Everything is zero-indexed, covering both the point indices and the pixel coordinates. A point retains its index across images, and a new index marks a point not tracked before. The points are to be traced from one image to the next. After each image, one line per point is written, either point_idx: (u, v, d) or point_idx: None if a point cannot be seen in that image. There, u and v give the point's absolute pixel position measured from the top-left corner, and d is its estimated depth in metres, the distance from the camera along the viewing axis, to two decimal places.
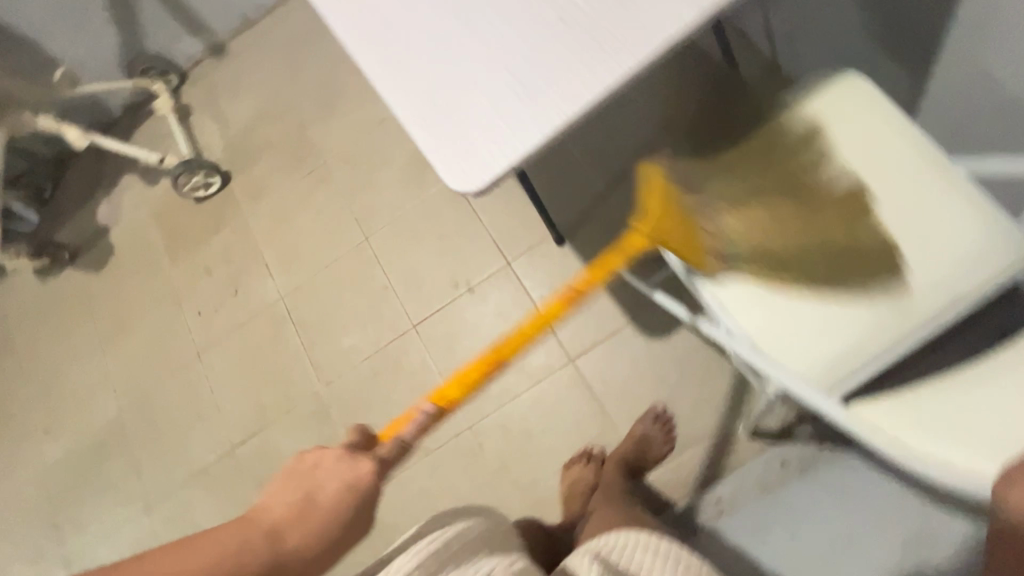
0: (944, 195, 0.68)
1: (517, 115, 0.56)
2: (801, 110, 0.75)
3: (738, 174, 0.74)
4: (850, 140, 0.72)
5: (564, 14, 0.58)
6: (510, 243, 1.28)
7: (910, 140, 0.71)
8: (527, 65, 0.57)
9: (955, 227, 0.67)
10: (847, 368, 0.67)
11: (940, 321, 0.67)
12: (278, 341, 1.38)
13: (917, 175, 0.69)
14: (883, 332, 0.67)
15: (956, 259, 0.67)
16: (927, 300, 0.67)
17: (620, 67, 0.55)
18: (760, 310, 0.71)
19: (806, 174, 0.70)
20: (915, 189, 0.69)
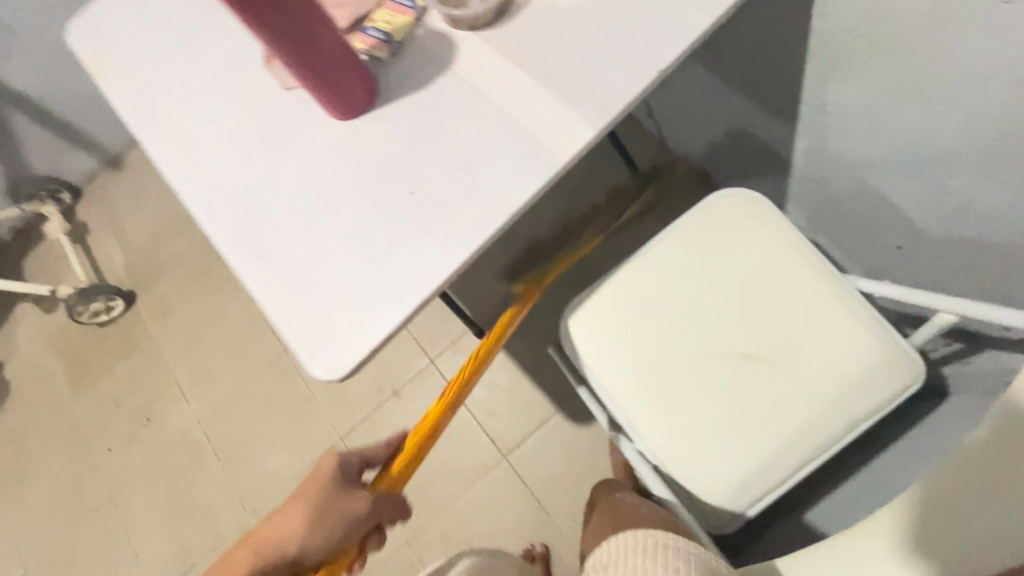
0: (838, 319, 0.74)
1: (376, 294, 0.57)
2: (711, 228, 0.80)
3: (650, 298, 0.79)
4: (753, 259, 0.77)
5: (414, 186, 0.59)
6: (432, 341, 1.27)
7: (806, 263, 0.76)
8: (383, 241, 0.58)
9: (849, 349, 0.73)
10: (751, 490, 0.71)
11: (838, 440, 0.72)
12: (198, 471, 1.29)
13: (813, 298, 0.75)
14: (784, 452, 0.71)
15: (851, 381, 0.72)
16: (826, 422, 0.71)
17: (468, 240, 0.56)
18: (671, 434, 0.74)
19: (702, 302, 0.77)
20: (812, 313, 0.75)
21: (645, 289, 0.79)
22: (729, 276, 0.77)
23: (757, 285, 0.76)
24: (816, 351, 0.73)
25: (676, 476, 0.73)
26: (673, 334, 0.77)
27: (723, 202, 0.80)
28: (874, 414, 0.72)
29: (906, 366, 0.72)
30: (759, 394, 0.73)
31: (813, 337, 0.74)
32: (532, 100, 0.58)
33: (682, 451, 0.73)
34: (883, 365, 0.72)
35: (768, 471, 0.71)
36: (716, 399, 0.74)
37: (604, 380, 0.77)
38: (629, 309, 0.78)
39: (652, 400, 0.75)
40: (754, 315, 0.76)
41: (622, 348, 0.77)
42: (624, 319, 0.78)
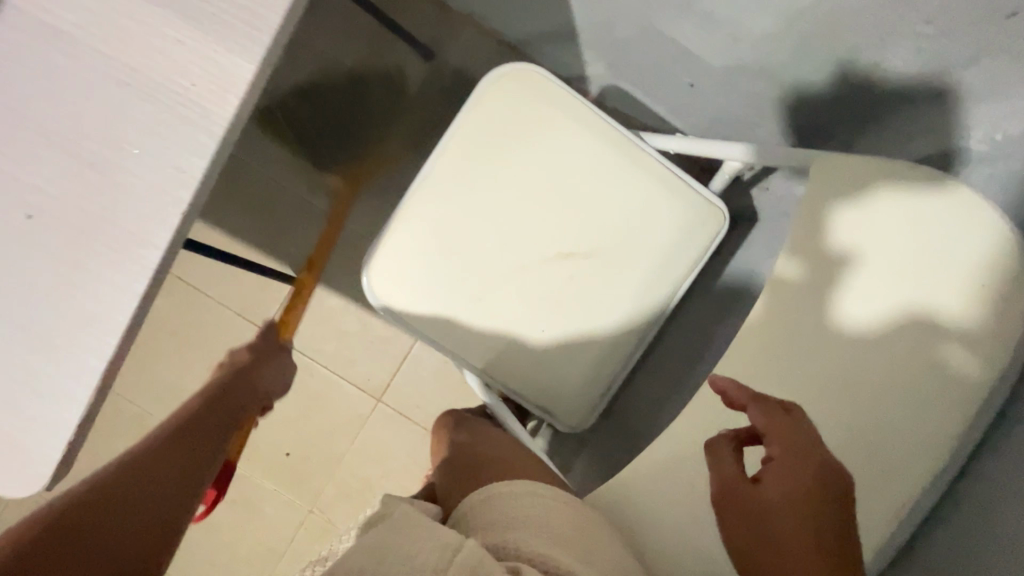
0: (640, 187, 0.68)
1: (34, 373, 0.41)
2: (489, 119, 0.68)
3: (445, 221, 0.68)
4: (542, 142, 0.68)
5: (30, 207, 0.40)
6: (257, 309, 1.11)
7: (596, 133, 0.68)
8: (17, 298, 0.41)
9: (658, 216, 0.68)
10: (596, 385, 0.70)
11: (666, 310, 0.70)
12: None
13: (612, 170, 0.68)
14: (617, 339, 0.69)
15: (666, 248, 0.68)
16: (651, 297, 0.69)
17: (137, 263, 0.40)
18: (508, 357, 0.69)
19: (502, 209, 0.68)
20: (613, 187, 0.68)
21: (440, 213, 0.68)
22: (522, 169, 0.68)
23: (556, 175, 0.68)
24: (631, 230, 0.68)
25: (523, 397, 0.70)
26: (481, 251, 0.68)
27: (496, 85, 0.68)
28: (693, 273, 0.70)
29: (715, 216, 0.69)
30: (584, 291, 0.69)
31: (623, 215, 0.68)
32: (153, 36, 0.40)
33: (523, 372, 0.69)
34: (693, 222, 0.68)
35: (607, 363, 0.70)
36: (542, 311, 0.68)
37: (425, 327, 0.69)
38: (425, 242, 0.68)
39: (478, 333, 0.68)
40: (561, 208, 0.68)
41: (433, 285, 0.68)
42: (423, 256, 0.68)
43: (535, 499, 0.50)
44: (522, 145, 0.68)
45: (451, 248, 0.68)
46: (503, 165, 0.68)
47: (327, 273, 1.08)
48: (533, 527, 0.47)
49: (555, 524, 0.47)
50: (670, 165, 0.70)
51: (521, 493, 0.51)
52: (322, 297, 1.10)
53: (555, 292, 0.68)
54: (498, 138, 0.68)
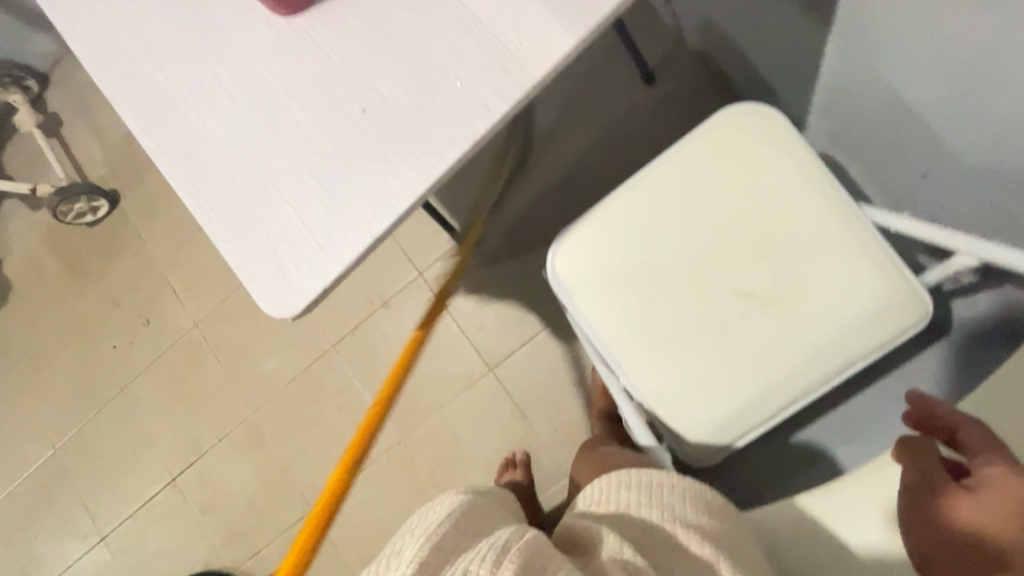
0: (844, 254, 0.67)
1: (323, 227, 0.51)
2: (713, 147, 0.71)
3: (639, 226, 0.72)
4: (757, 183, 0.70)
5: (367, 104, 0.51)
6: (421, 253, 1.24)
7: (815, 191, 0.68)
8: (333, 168, 0.52)
9: (853, 288, 0.67)
10: (728, 427, 0.70)
11: (826, 383, 0.68)
12: (199, 367, 1.33)
13: (819, 230, 0.68)
14: (766, 392, 0.69)
15: (849, 323, 0.67)
16: (816, 364, 0.68)
17: (425, 169, 0.49)
18: (653, 369, 0.71)
19: (698, 232, 0.71)
20: (816, 245, 0.68)
21: (638, 217, 0.72)
22: (729, 202, 0.70)
23: (762, 217, 0.69)
24: (819, 292, 0.67)
25: (654, 410, 0.72)
26: (663, 264, 0.71)
27: (731, 119, 0.71)
28: (870, 356, 0.67)
29: (916, 309, 0.66)
30: (751, 334, 0.69)
31: (816, 277, 0.68)
32: (504, 1, 0.49)
33: (662, 387, 0.71)
34: (889, 306, 0.66)
35: (748, 411, 0.69)
36: (701, 337, 0.70)
37: (586, 312, 0.73)
38: (615, 238, 0.73)
39: (633, 336, 0.72)
40: (755, 249, 0.69)
41: (607, 279, 0.73)
42: (609, 249, 0.73)
43: (656, 485, 0.53)
44: (737, 181, 0.70)
45: (637, 252, 0.72)
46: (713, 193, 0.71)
47: (490, 243, 1.19)
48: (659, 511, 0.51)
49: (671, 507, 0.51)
50: (885, 243, 0.68)
51: (639, 480, 0.54)
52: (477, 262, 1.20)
53: (721, 325, 0.70)
54: (716, 168, 0.71)
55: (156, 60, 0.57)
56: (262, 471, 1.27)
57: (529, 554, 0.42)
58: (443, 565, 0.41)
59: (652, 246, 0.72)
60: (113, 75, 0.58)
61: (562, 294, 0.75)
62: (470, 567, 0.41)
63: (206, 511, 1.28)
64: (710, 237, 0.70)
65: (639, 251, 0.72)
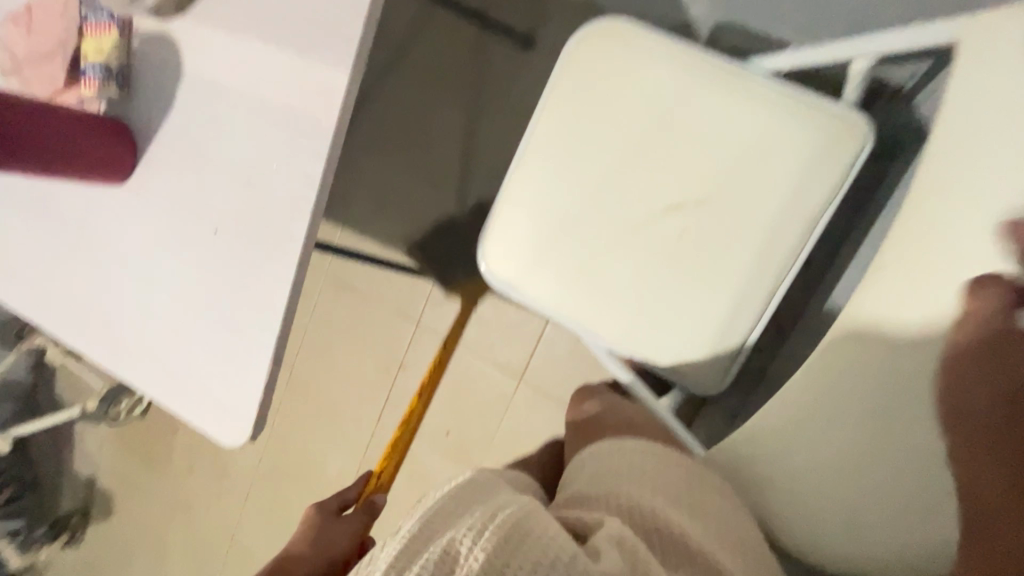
0: (756, 118, 0.61)
1: (236, 348, 0.53)
2: (579, 80, 0.66)
3: (549, 192, 0.69)
4: (636, 94, 0.65)
5: (217, 224, 0.53)
6: (409, 305, 1.24)
7: (696, 71, 0.63)
8: (219, 293, 0.53)
9: (781, 145, 0.61)
10: (726, 341, 0.65)
11: (803, 251, 0.62)
12: (280, 494, 1.40)
13: (718, 106, 0.63)
14: (746, 288, 0.64)
15: (795, 181, 0.61)
16: (783, 237, 0.62)
17: (288, 255, 0.50)
18: (627, 319, 0.68)
19: (605, 169, 0.67)
20: (724, 123, 0.62)
21: (542, 185, 0.69)
22: (620, 125, 0.66)
23: (656, 125, 0.65)
24: (748, 167, 0.62)
25: (647, 358, 0.68)
26: (587, 216, 0.68)
27: (584, 44, 0.66)
28: (833, 204, 0.61)
29: (857, 134, 0.59)
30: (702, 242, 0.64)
31: (737, 155, 0.62)
32: (278, 72, 0.49)
33: (643, 333, 0.68)
34: (826, 146, 0.60)
35: (738, 315, 0.64)
36: (656, 268, 0.66)
37: (540, 297, 0.71)
38: (532, 216, 0.70)
39: (593, 298, 0.69)
40: (666, 158, 0.65)
41: (544, 256, 0.70)
42: (533, 227, 0.70)
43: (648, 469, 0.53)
44: (616, 101, 0.66)
45: (558, 217, 0.69)
46: (600, 125, 0.67)
47: (463, 266, 1.18)
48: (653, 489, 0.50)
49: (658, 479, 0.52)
50: (790, 85, 0.61)
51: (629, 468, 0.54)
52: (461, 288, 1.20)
53: (669, 247, 0.65)
54: (590, 100, 0.67)
55: (26, 276, 0.59)
56: None
57: (516, 515, 0.40)
58: (422, 547, 0.39)
59: (570, 204, 0.68)
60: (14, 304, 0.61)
61: (513, 291, 0.73)
62: (455, 537, 0.38)
63: None
64: (617, 170, 0.66)
65: (560, 215, 0.69)
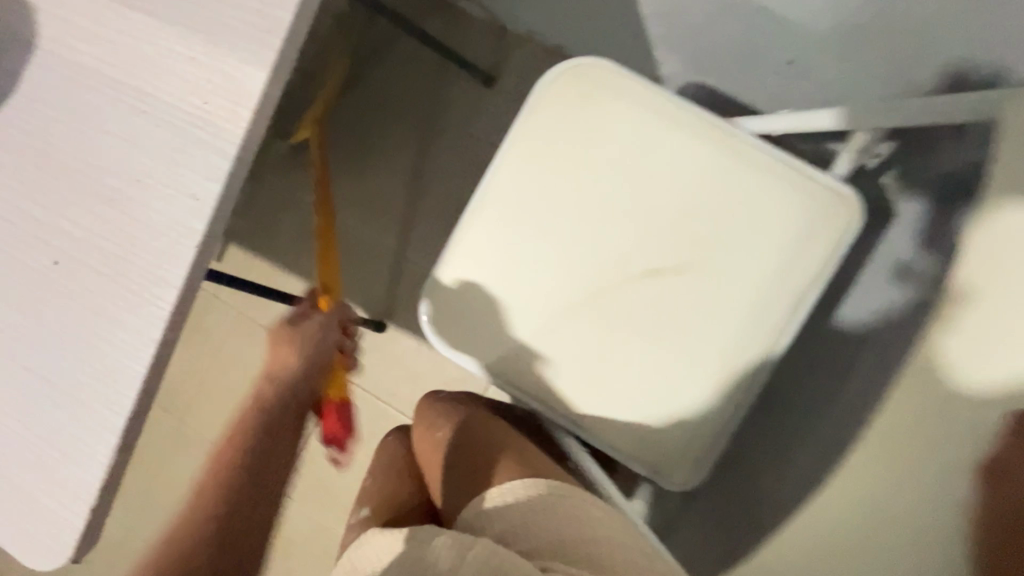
0: (742, 182, 0.56)
1: (64, 428, 0.37)
2: (552, 121, 0.59)
3: (511, 243, 0.59)
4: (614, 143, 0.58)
5: (58, 253, 0.38)
6: None
7: (680, 125, 0.57)
8: (49, 347, 0.38)
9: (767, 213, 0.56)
10: (702, 427, 0.57)
11: (789, 330, 0.56)
12: None
13: (703, 165, 0.57)
14: (725, 368, 0.56)
15: (782, 253, 0.55)
16: (768, 314, 0.56)
17: (157, 302, 0.36)
18: (593, 398, 0.58)
19: (575, 222, 0.59)
20: (707, 185, 0.57)
21: (502, 234, 0.59)
22: (595, 174, 0.58)
23: (637, 179, 0.58)
24: (732, 234, 0.56)
25: (611, 442, 0.58)
26: (553, 274, 0.59)
27: (560, 82, 0.59)
28: (821, 282, 0.55)
29: (846, 209, 0.55)
30: (681, 312, 0.57)
31: (722, 219, 0.56)
32: (168, 58, 0.36)
33: (610, 412, 0.58)
34: (814, 219, 0.55)
35: (716, 399, 0.56)
36: (628, 337, 0.57)
37: (493, 364, 0.60)
38: (490, 269, 0.60)
39: (554, 369, 0.58)
40: (644, 216, 0.57)
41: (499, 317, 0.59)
42: (490, 282, 0.60)
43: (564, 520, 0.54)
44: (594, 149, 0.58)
45: (519, 273, 0.59)
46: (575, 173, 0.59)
47: (401, 312, 1.05)
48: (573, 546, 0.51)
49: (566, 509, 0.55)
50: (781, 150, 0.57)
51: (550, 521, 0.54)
52: (396, 337, 1.06)
53: (643, 315, 0.57)
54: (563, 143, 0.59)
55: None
56: None
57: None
58: None
59: (534, 259, 0.59)
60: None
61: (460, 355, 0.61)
62: None
63: None
64: (588, 224, 0.58)
65: (521, 270, 0.59)
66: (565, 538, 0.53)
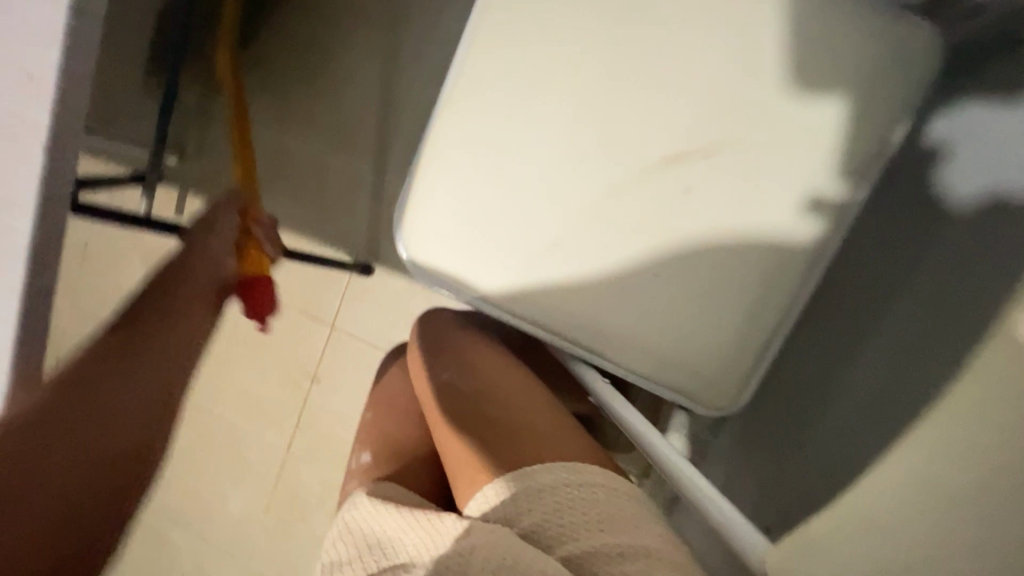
0: (774, 31, 0.45)
1: None
2: None
3: (498, 136, 0.47)
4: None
5: None
6: (320, 303, 0.99)
7: None
8: None
9: (807, 70, 0.45)
10: (746, 339, 0.48)
11: (839, 216, 0.47)
12: (163, 552, 1.11)
13: (733, 13, 0.45)
14: (770, 264, 0.47)
15: (828, 116, 0.45)
16: (815, 196, 0.46)
17: None
18: (611, 325, 0.48)
19: (578, 101, 0.46)
20: (740, 34, 0.45)
21: (486, 129, 0.47)
22: (594, 35, 0.46)
23: (656, 42, 0.45)
24: (768, 98, 0.45)
25: (637, 374, 0.49)
26: (552, 171, 0.47)
27: None
28: (876, 150, 0.46)
29: (908, 61, 0.45)
30: (716, 211, 0.47)
31: (761, 85, 0.45)
32: None
33: (637, 340, 0.48)
34: (862, 73, 0.45)
35: (756, 305, 0.48)
36: (652, 245, 0.47)
37: (487, 292, 0.48)
38: (472, 168, 0.47)
39: (567, 286, 0.48)
40: (660, 85, 0.46)
41: (491, 230, 0.47)
42: (472, 188, 0.47)
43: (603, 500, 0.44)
44: (595, 3, 0.45)
45: (510, 174, 0.47)
46: (575, 38, 0.46)
47: (387, 251, 0.95)
48: (616, 528, 0.42)
49: (599, 505, 0.43)
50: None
51: (579, 498, 0.44)
52: (385, 279, 0.96)
53: (664, 215, 0.47)
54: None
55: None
56: None
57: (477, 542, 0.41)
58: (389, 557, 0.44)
59: (527, 152, 0.47)
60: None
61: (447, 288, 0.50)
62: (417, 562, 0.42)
63: None
64: (594, 102, 0.46)
65: (512, 171, 0.47)
66: (605, 511, 0.43)
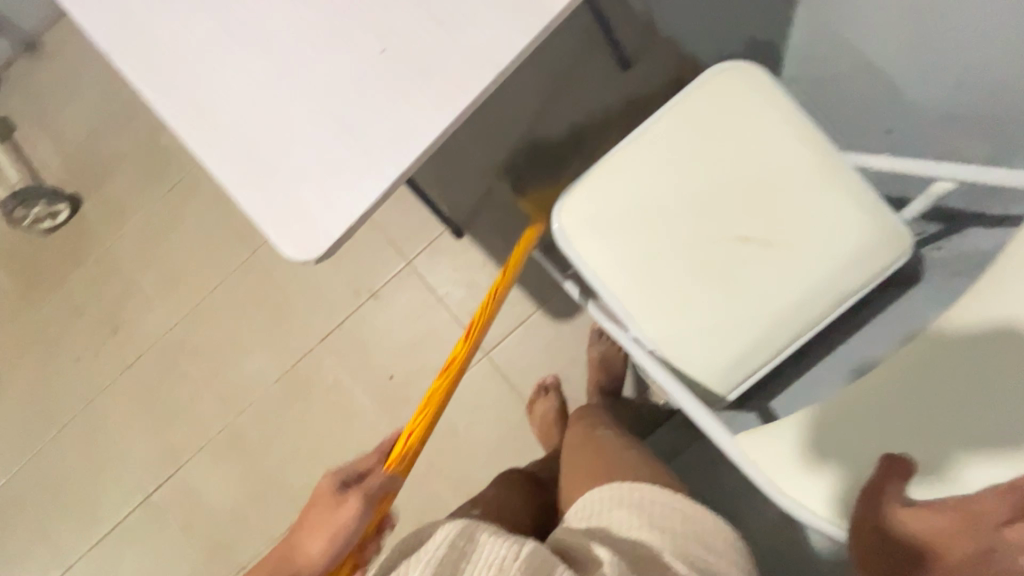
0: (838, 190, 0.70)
1: (345, 170, 0.51)
2: (710, 90, 0.73)
3: (647, 176, 0.73)
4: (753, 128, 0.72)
5: (387, 45, 0.52)
6: (408, 241, 1.22)
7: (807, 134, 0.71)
8: (353, 109, 0.52)
9: (848, 219, 0.70)
10: (744, 366, 0.71)
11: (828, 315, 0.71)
12: (175, 375, 1.27)
13: (817, 169, 0.71)
14: (778, 324, 0.70)
15: (851, 252, 0.70)
16: (822, 297, 0.70)
17: (448, 103, 0.50)
18: (664, 317, 0.72)
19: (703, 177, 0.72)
20: (817, 183, 0.71)
21: (641, 168, 0.73)
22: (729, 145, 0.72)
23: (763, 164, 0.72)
24: (818, 225, 0.70)
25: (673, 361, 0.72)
26: (670, 210, 0.72)
27: (724, 68, 0.73)
28: (865, 287, 0.71)
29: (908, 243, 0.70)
30: (759, 278, 0.71)
31: (817, 216, 0.70)
32: None
33: (676, 335, 0.71)
34: (881, 237, 0.70)
35: (758, 348, 0.71)
36: (711, 279, 0.71)
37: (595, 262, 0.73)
38: (622, 187, 0.73)
39: (646, 282, 0.72)
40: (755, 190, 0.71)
41: (617, 228, 0.73)
42: (617, 198, 0.73)
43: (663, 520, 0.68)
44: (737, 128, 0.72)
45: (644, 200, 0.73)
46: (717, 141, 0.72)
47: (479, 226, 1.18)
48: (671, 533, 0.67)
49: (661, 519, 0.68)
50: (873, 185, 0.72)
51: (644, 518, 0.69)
52: (466, 246, 1.20)
53: (727, 265, 0.71)
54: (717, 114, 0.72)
55: (145, 1, 0.57)
56: (247, 478, 1.21)
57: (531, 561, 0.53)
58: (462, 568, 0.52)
59: (660, 192, 0.73)
60: (107, 23, 0.57)
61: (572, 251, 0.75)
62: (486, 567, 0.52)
63: (185, 528, 1.22)
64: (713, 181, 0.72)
65: (646, 199, 0.73)
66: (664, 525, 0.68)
